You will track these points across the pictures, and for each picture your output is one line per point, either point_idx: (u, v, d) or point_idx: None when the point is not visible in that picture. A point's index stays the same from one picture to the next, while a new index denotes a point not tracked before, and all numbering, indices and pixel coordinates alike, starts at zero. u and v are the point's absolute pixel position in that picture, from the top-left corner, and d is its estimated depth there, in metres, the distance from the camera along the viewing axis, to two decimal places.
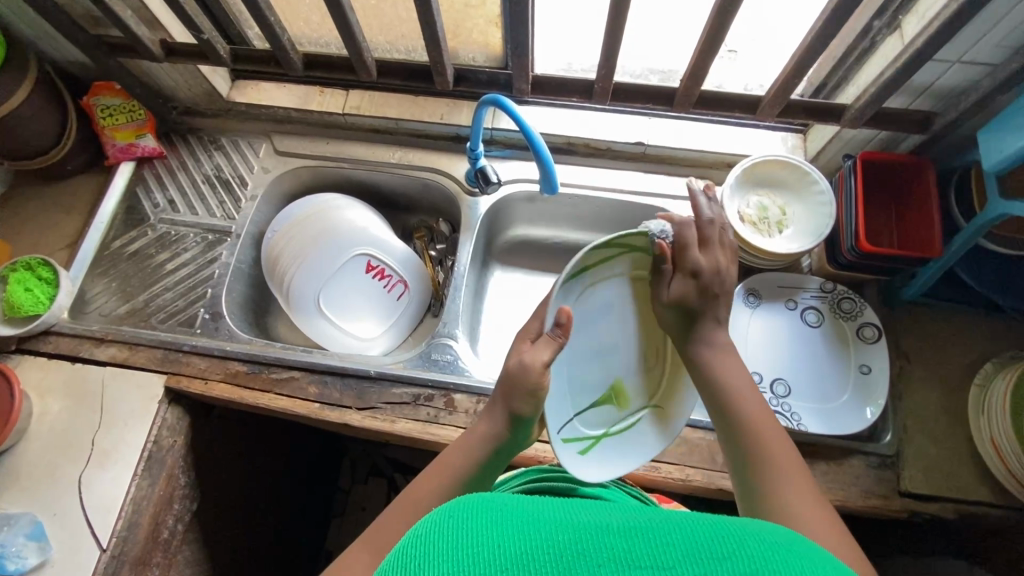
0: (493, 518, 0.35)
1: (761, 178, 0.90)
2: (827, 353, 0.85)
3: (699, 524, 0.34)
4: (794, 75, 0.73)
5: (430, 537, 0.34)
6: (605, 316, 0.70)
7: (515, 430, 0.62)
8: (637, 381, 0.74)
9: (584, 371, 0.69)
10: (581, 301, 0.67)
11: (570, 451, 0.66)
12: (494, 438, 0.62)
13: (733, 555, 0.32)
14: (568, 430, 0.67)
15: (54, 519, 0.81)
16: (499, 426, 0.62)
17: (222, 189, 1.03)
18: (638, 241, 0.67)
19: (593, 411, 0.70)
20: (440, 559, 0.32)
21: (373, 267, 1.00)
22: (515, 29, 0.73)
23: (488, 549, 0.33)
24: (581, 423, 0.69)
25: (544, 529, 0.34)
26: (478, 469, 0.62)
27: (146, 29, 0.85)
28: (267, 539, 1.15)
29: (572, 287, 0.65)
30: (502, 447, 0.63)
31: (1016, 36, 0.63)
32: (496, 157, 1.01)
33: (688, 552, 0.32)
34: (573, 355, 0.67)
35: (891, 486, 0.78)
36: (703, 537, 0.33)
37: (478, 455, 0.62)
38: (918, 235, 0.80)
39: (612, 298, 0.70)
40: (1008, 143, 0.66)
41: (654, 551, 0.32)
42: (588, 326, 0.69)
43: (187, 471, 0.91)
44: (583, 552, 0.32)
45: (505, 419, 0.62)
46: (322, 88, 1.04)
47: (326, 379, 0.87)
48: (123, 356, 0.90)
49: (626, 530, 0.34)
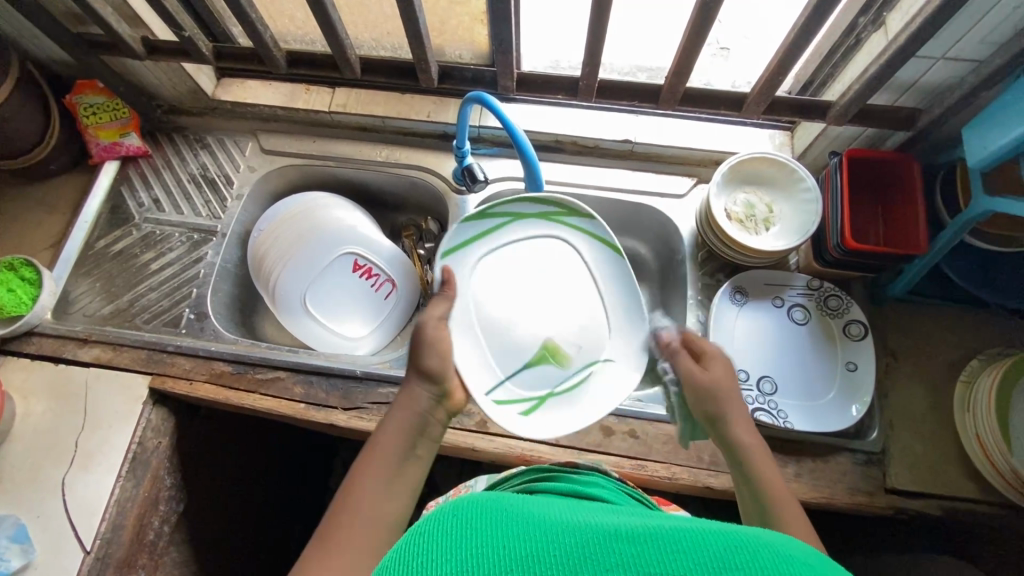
0: (500, 521, 0.36)
1: (748, 176, 0.90)
2: (814, 351, 0.85)
3: (712, 533, 0.33)
4: (778, 73, 0.73)
5: (438, 531, 0.36)
6: (517, 279, 0.80)
7: (428, 389, 0.68)
8: (575, 338, 0.79)
9: (510, 331, 0.77)
10: (479, 265, 0.80)
11: (503, 411, 0.75)
12: (413, 404, 0.67)
13: (746, 565, 0.31)
14: (497, 392, 0.76)
15: (38, 522, 0.80)
16: (419, 394, 0.67)
17: (208, 188, 1.03)
18: (524, 210, 0.81)
19: (529, 374, 0.77)
20: (444, 556, 0.34)
21: (360, 266, 0.99)
22: (498, 26, 0.73)
23: (492, 549, 0.34)
24: (517, 385, 0.77)
25: (550, 534, 0.35)
26: (410, 442, 0.65)
27: (127, 26, 0.84)
28: (257, 540, 1.15)
29: (464, 254, 0.79)
30: (424, 414, 0.67)
31: (1000, 32, 0.63)
32: (483, 155, 1.00)
33: (698, 559, 0.31)
34: (487, 317, 0.77)
35: (878, 483, 0.78)
36: (714, 546, 0.32)
37: (405, 426, 0.65)
38: (903, 232, 0.80)
39: (517, 261, 0.81)
40: (992, 139, 0.65)
41: (663, 558, 0.32)
42: (501, 289, 0.79)
43: (173, 472, 0.91)
44: (589, 556, 0.33)
45: (420, 384, 0.68)
46: (308, 86, 1.03)
47: (312, 379, 0.87)
48: (107, 357, 0.89)
49: (633, 538, 0.34)
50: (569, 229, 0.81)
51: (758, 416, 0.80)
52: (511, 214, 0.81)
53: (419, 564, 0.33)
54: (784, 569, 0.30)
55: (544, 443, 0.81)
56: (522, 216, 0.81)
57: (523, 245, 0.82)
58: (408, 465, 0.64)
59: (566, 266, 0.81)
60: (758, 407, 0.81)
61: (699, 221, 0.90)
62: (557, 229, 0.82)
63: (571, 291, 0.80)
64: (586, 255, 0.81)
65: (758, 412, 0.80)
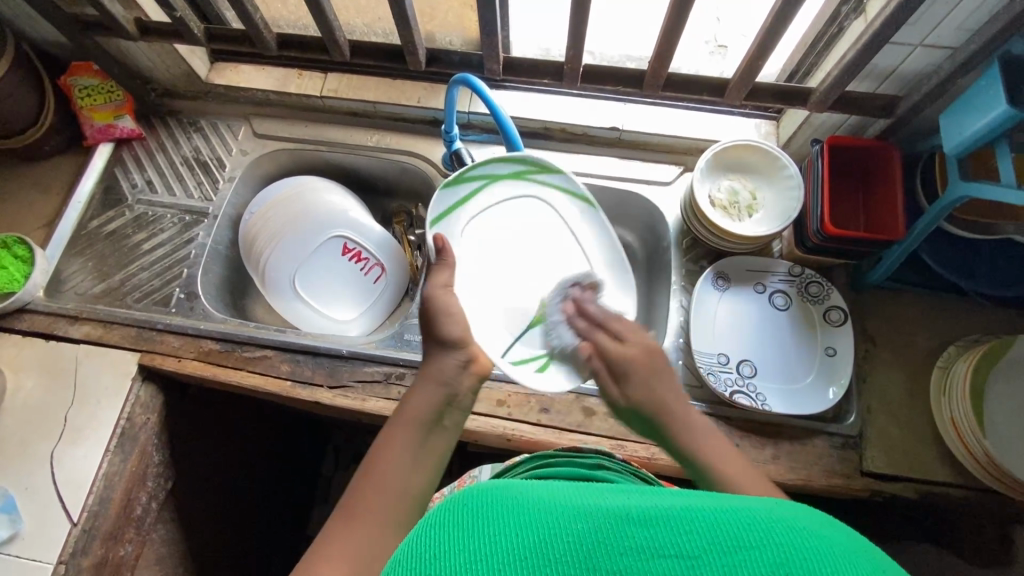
0: (508, 506, 0.37)
1: (732, 163, 0.91)
2: (794, 336, 0.86)
3: (720, 512, 0.34)
4: (757, 58, 0.74)
5: (449, 522, 0.36)
6: (506, 240, 0.87)
7: (454, 357, 0.67)
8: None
9: (507, 292, 0.85)
10: (468, 231, 0.85)
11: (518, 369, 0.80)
12: (439, 373, 0.66)
13: (760, 542, 0.32)
14: (514, 351, 0.81)
15: (25, 494, 0.81)
16: (447, 366, 0.66)
17: (200, 170, 1.04)
18: (498, 172, 0.86)
19: (531, 332, 0.82)
20: (458, 548, 0.34)
21: (350, 250, 1.00)
22: (483, 9, 0.74)
23: (505, 536, 0.34)
24: (525, 345, 0.82)
25: (562, 516, 0.35)
26: (437, 413, 0.63)
27: (120, 7, 0.86)
28: (246, 522, 1.16)
29: (448, 225, 0.85)
30: (452, 384, 0.65)
31: (976, 19, 0.64)
32: (472, 141, 1.02)
33: (712, 539, 0.32)
34: (484, 281, 0.84)
35: (854, 466, 0.80)
36: (726, 524, 0.33)
37: (432, 395, 0.64)
38: (882, 218, 0.81)
39: (502, 222, 0.87)
40: (968, 125, 0.66)
41: (679, 539, 0.32)
42: (489, 252, 0.86)
43: (161, 449, 0.92)
44: (604, 541, 0.33)
45: (441, 351, 0.68)
46: (301, 71, 1.04)
47: (299, 357, 0.88)
48: (97, 333, 0.90)
49: (645, 518, 0.34)
50: (544, 185, 0.88)
51: (736, 399, 0.81)
52: (487, 176, 0.86)
53: (433, 558, 0.34)
54: (796, 547, 0.32)
55: (526, 422, 0.82)
56: (496, 177, 0.86)
57: (503, 208, 0.87)
58: (433, 436, 0.62)
59: (546, 226, 0.88)
60: (737, 390, 0.83)
61: (684, 209, 0.91)
62: (532, 187, 0.88)
63: (553, 248, 0.88)
64: (565, 212, 0.88)
65: (737, 395, 0.82)
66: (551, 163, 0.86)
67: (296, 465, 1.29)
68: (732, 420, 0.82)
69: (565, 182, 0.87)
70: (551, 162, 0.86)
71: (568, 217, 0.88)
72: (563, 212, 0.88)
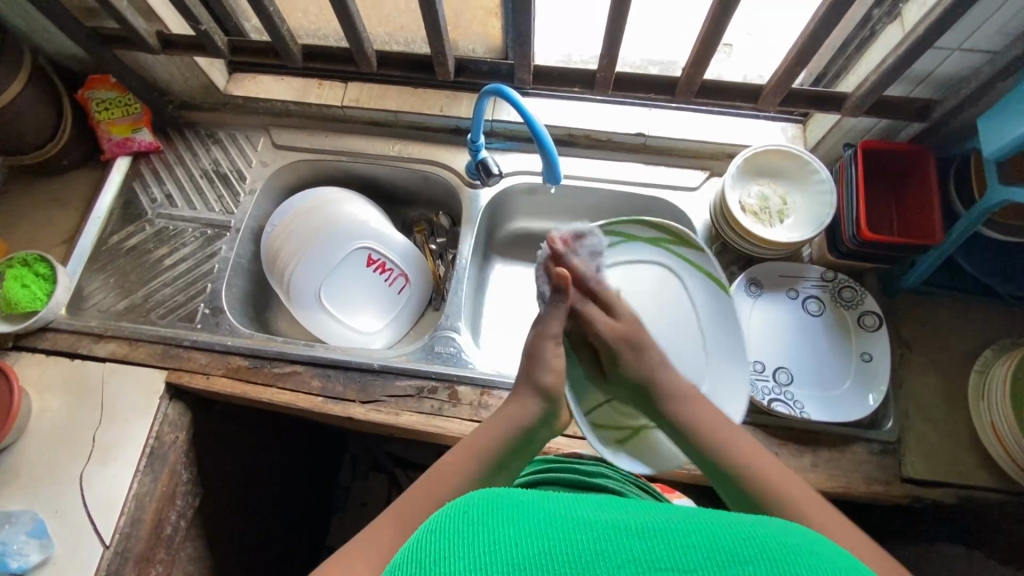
0: (507, 515, 0.37)
1: (762, 168, 0.90)
2: (828, 341, 0.86)
3: (718, 529, 0.35)
4: (794, 66, 0.73)
5: (449, 532, 0.36)
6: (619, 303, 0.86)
7: (538, 404, 0.65)
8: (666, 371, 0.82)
9: None
10: None
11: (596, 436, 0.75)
12: (522, 416, 0.64)
13: (755, 557, 0.33)
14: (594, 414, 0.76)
15: (56, 517, 0.80)
16: (529, 409, 0.65)
17: (220, 183, 1.03)
18: (634, 233, 0.88)
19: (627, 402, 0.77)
20: (459, 555, 0.34)
21: (375, 261, 0.99)
22: (517, 19, 0.73)
23: (505, 545, 0.34)
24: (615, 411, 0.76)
25: (563, 530, 0.35)
26: (506, 451, 0.62)
27: (143, 20, 0.84)
28: (267, 539, 1.14)
29: None
30: (527, 429, 0.64)
31: (1018, 23, 0.63)
32: (496, 149, 1.00)
33: (709, 553, 0.33)
34: None
35: (893, 472, 0.79)
36: (722, 540, 0.34)
37: (506, 433, 0.62)
38: (918, 223, 0.80)
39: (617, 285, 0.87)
40: (1008, 130, 0.66)
41: (676, 553, 0.33)
42: None
43: (189, 466, 0.91)
44: (602, 553, 0.34)
45: (533, 394, 0.66)
46: (321, 81, 1.03)
47: (329, 372, 0.87)
48: (123, 351, 0.89)
49: (644, 532, 0.35)
50: (675, 256, 0.87)
51: (775, 408, 0.81)
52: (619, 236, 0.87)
53: (434, 563, 0.33)
54: (793, 564, 0.33)
55: (562, 434, 0.81)
56: (631, 237, 0.88)
57: (625, 269, 0.88)
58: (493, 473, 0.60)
59: (665, 296, 0.87)
60: (774, 398, 0.82)
61: (713, 213, 0.90)
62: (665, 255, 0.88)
63: (667, 307, 0.86)
64: (693, 287, 0.86)
65: (775, 403, 0.81)
66: (689, 235, 0.85)
67: (316, 476, 1.28)
68: (769, 429, 0.81)
69: (699, 258, 0.86)
70: (689, 234, 0.85)
71: (694, 293, 0.86)
72: (694, 287, 0.86)
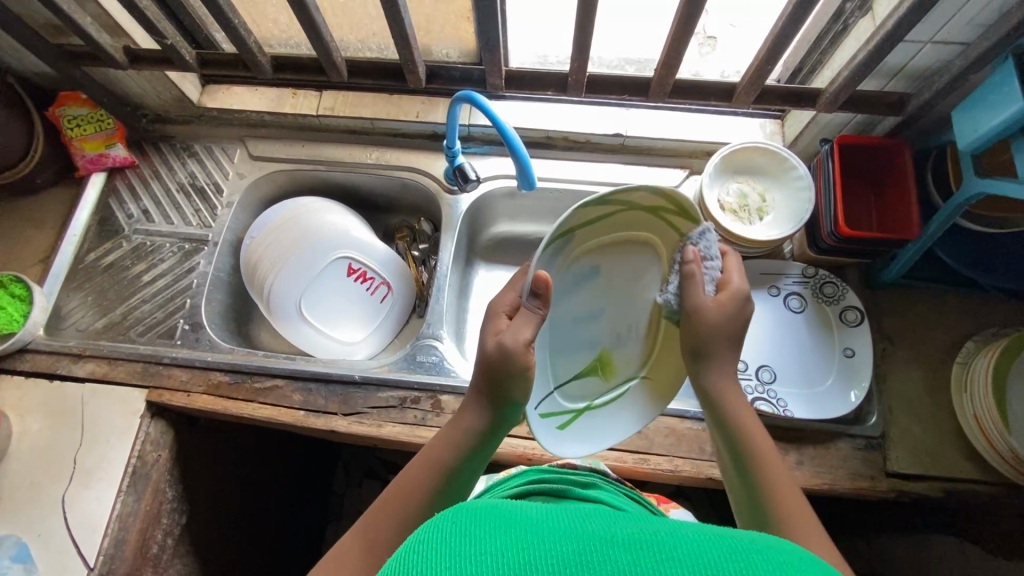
0: (494, 526, 0.36)
1: (741, 166, 0.90)
2: (811, 338, 0.85)
3: (707, 541, 0.34)
4: (766, 62, 0.73)
5: (436, 541, 0.35)
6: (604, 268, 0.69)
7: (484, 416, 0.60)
8: (624, 349, 0.74)
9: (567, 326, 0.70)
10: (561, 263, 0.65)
11: (547, 424, 0.67)
12: (470, 426, 0.60)
13: (740, 571, 0.32)
14: (548, 400, 0.68)
15: (38, 540, 0.79)
16: (481, 415, 0.60)
17: (197, 197, 1.02)
18: None
19: (577, 380, 0.72)
20: (446, 564, 0.33)
21: (355, 270, 0.99)
22: (485, 26, 0.72)
23: (491, 559, 0.33)
24: (563, 394, 0.70)
25: (549, 543, 0.35)
26: (460, 463, 0.60)
27: (107, 36, 0.83)
28: (259, 551, 1.14)
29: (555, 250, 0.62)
30: (481, 435, 0.60)
31: (987, 13, 0.63)
32: (474, 154, 1.00)
33: (694, 567, 0.32)
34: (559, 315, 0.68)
35: (879, 467, 0.79)
36: (709, 553, 0.33)
37: (460, 444, 0.60)
38: (896, 218, 0.80)
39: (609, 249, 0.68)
40: (984, 120, 0.65)
41: (661, 566, 0.33)
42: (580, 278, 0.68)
43: (174, 483, 0.90)
44: (586, 565, 0.33)
45: (484, 402, 0.60)
46: (295, 90, 1.02)
47: (311, 386, 0.86)
48: (102, 371, 0.88)
49: (630, 544, 0.35)
50: None
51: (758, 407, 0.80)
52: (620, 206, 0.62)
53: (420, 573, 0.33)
54: None
55: None
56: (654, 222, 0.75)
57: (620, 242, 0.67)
58: (450, 484, 0.60)
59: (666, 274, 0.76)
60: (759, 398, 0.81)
61: None
62: None
63: None
64: None
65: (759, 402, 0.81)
66: None
67: (308, 486, 1.27)
68: None
69: None
70: None
71: None
72: None
